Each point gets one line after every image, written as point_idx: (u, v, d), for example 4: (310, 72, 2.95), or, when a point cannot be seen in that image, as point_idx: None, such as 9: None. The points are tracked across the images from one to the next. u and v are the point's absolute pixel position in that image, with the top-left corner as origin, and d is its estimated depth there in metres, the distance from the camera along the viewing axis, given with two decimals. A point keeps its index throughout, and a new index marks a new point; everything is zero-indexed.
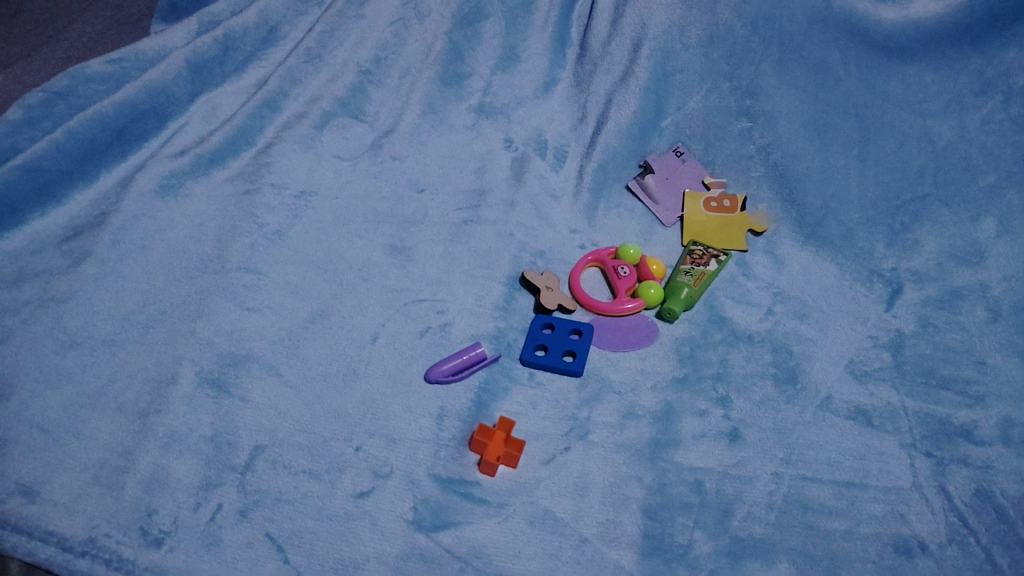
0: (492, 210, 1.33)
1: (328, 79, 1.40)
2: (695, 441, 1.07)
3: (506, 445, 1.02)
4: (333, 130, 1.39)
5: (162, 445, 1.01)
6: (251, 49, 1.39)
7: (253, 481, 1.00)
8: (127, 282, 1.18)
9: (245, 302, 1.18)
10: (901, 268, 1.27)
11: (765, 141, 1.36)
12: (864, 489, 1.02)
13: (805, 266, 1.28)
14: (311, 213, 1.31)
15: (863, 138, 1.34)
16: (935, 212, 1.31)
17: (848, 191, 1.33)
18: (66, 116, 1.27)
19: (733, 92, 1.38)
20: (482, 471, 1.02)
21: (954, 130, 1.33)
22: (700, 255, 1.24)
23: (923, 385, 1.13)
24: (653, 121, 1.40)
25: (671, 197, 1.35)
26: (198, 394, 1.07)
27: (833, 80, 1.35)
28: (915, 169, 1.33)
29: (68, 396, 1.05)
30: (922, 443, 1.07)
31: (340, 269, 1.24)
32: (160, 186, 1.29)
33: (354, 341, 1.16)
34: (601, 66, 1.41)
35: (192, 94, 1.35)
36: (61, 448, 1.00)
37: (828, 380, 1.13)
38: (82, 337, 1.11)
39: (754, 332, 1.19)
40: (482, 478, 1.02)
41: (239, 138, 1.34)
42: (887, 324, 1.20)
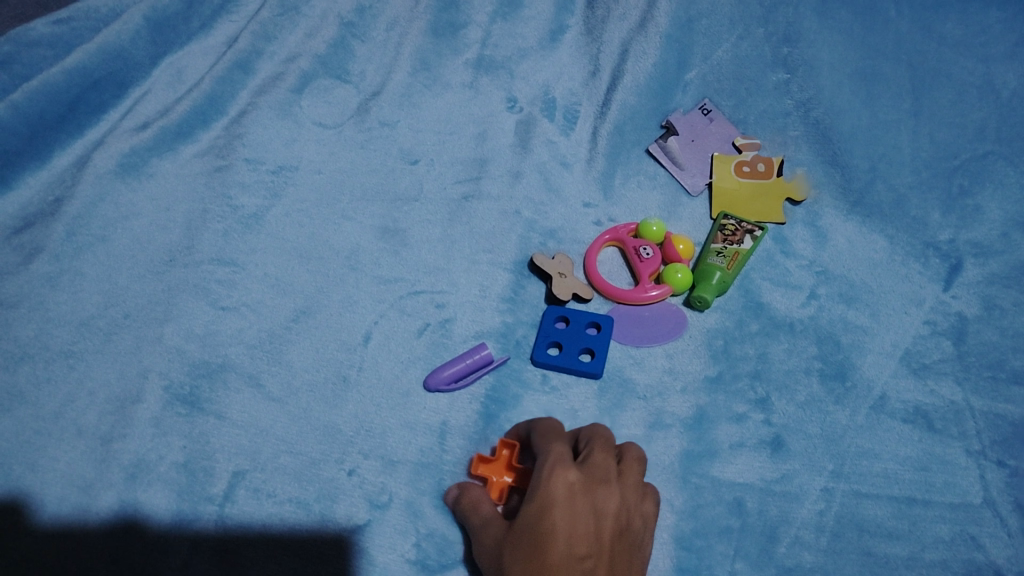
0: (495, 182, 1.17)
1: (306, 34, 1.23)
2: (733, 453, 0.95)
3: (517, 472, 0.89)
4: (314, 93, 1.22)
5: (128, 478, 0.91)
6: (218, 1, 1.22)
7: (233, 514, 0.90)
8: (87, 281, 1.04)
9: (219, 301, 1.04)
10: (960, 240, 1.12)
11: (805, 96, 1.19)
12: (928, 507, 0.92)
13: (850, 240, 1.13)
14: (291, 192, 1.15)
15: (917, 88, 1.17)
16: (1000, 172, 1.15)
17: (901, 150, 1.16)
18: (9, 87, 1.10)
19: (767, 40, 1.21)
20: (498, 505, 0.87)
21: (1021, 77, 1.17)
22: (733, 232, 1.09)
23: (991, 381, 1.00)
24: (676, 74, 1.23)
25: (697, 161, 1.19)
26: (168, 414, 0.95)
27: (882, 21, 1.18)
28: (976, 124, 1.16)
29: (21, 420, 0.93)
30: (993, 450, 0.96)
31: (326, 258, 1.10)
32: (120, 166, 1.13)
33: (343, 343, 1.03)
34: (615, 10, 1.24)
35: (154, 56, 1.18)
36: (14, 482, 0.89)
37: (881, 377, 1.01)
38: (36, 349, 0.98)
39: (796, 320, 1.05)
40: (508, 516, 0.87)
41: (208, 107, 1.17)
42: (946, 307, 1.06)
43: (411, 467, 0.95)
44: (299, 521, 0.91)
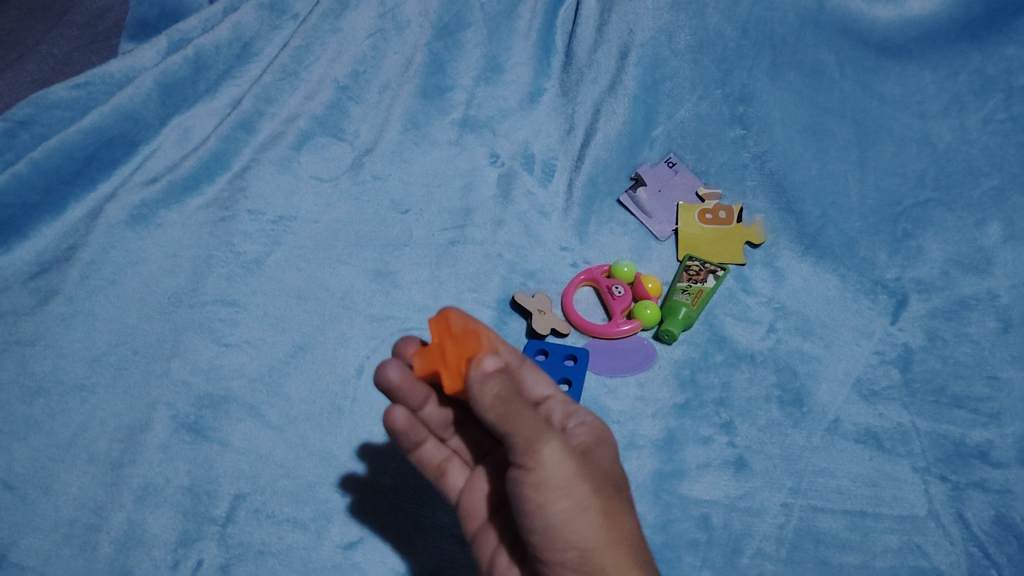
0: (480, 229, 1.26)
1: (305, 96, 1.33)
2: (700, 472, 1.02)
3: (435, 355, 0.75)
4: (311, 150, 1.31)
5: (137, 500, 0.98)
6: (223, 67, 1.31)
7: (234, 533, 0.97)
8: (98, 320, 1.12)
9: (223, 338, 1.12)
10: (905, 278, 1.22)
11: (760, 149, 1.31)
12: (878, 519, 1.00)
13: (805, 279, 1.23)
14: (289, 239, 1.24)
15: (861, 143, 1.29)
16: (939, 217, 1.25)
17: (848, 198, 1.27)
18: (30, 146, 1.20)
19: (725, 99, 1.33)
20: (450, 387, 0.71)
21: (955, 132, 1.28)
22: (697, 272, 1.19)
23: (934, 405, 1.09)
24: (643, 132, 1.34)
25: (664, 210, 1.30)
26: (174, 441, 1.02)
27: (827, 83, 1.30)
28: (916, 173, 1.27)
29: (36, 448, 1.01)
30: (936, 466, 1.04)
31: (322, 298, 1.18)
32: (131, 217, 1.21)
33: (338, 375, 1.11)
34: (588, 74, 1.36)
35: (164, 117, 1.27)
36: (29, 505, 0.96)
37: (835, 402, 1.09)
38: (50, 383, 1.06)
39: (757, 351, 1.14)
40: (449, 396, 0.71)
41: (214, 162, 1.27)
42: (894, 338, 1.16)
43: (401, 486, 1.02)
44: (295, 537, 0.97)
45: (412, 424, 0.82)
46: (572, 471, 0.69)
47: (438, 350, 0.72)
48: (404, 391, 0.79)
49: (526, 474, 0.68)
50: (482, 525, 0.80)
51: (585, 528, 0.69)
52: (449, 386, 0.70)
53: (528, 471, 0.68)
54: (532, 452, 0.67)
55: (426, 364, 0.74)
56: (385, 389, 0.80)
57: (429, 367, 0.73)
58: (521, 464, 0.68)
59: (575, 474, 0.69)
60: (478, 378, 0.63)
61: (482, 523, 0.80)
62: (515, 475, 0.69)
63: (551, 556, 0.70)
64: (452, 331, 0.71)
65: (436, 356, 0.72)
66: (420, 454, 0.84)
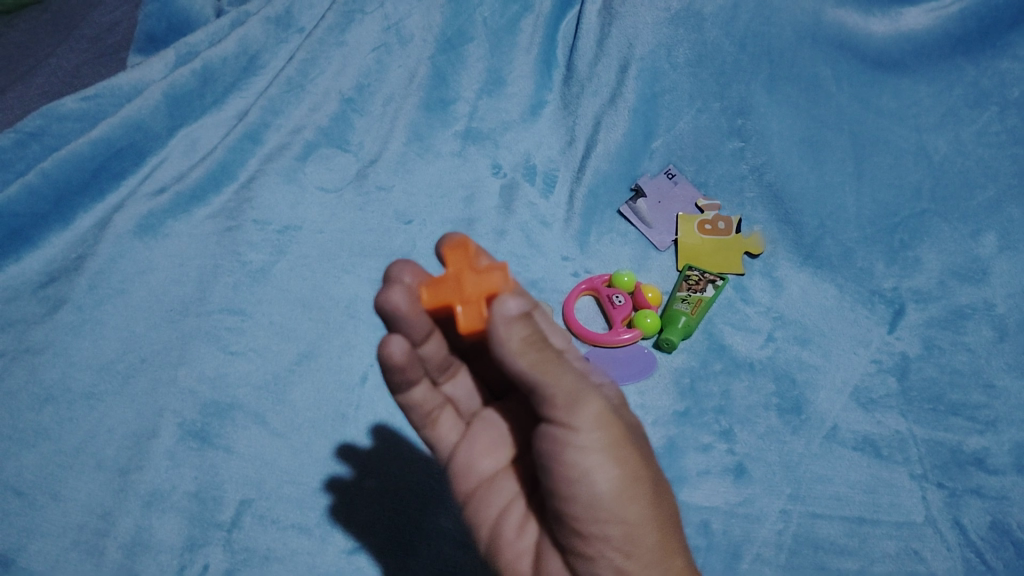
0: (482, 239, 1.28)
1: (310, 108, 1.35)
2: (700, 479, 1.04)
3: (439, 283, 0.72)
4: (316, 160, 1.33)
5: (143, 505, 0.99)
6: (230, 80, 1.32)
7: (239, 538, 0.98)
8: (106, 329, 1.13)
9: (228, 346, 1.14)
10: (903, 288, 1.23)
11: (758, 161, 1.32)
12: (876, 525, 1.01)
13: (803, 288, 1.24)
14: (294, 248, 1.25)
15: (858, 155, 1.30)
16: (935, 228, 1.26)
17: (846, 208, 1.29)
18: (41, 157, 1.21)
19: (724, 112, 1.35)
20: (464, 316, 0.68)
21: (950, 144, 1.30)
22: (696, 281, 1.20)
23: (931, 412, 1.11)
24: (643, 143, 1.36)
25: (664, 220, 1.32)
26: (180, 447, 1.04)
27: (824, 96, 1.32)
28: (913, 185, 1.29)
29: (45, 455, 1.02)
30: (933, 473, 1.05)
31: (326, 307, 1.20)
32: (138, 226, 1.23)
33: (342, 383, 1.13)
34: (588, 87, 1.38)
35: (171, 128, 1.29)
36: (37, 511, 0.98)
37: (833, 410, 1.11)
38: (59, 391, 1.07)
39: (756, 360, 1.16)
40: (462, 324, 0.68)
41: (220, 174, 1.29)
42: (892, 346, 1.17)
43: (404, 492, 1.03)
44: (300, 543, 0.99)
45: (411, 362, 0.76)
46: (616, 438, 0.67)
47: (452, 284, 0.71)
48: (410, 325, 0.74)
49: (567, 435, 0.65)
50: (483, 482, 0.77)
51: (631, 506, 0.66)
52: (467, 323, 0.68)
53: (569, 432, 0.65)
54: (575, 411, 0.65)
55: (438, 297, 0.72)
56: (389, 318, 0.74)
57: (440, 301, 0.72)
58: (562, 423, 0.65)
59: (620, 443, 0.67)
60: (499, 315, 0.62)
61: (484, 480, 0.77)
62: (554, 434, 0.66)
63: (589, 528, 0.66)
64: (470, 267, 0.71)
65: (449, 289, 0.71)
66: (409, 394, 0.80)
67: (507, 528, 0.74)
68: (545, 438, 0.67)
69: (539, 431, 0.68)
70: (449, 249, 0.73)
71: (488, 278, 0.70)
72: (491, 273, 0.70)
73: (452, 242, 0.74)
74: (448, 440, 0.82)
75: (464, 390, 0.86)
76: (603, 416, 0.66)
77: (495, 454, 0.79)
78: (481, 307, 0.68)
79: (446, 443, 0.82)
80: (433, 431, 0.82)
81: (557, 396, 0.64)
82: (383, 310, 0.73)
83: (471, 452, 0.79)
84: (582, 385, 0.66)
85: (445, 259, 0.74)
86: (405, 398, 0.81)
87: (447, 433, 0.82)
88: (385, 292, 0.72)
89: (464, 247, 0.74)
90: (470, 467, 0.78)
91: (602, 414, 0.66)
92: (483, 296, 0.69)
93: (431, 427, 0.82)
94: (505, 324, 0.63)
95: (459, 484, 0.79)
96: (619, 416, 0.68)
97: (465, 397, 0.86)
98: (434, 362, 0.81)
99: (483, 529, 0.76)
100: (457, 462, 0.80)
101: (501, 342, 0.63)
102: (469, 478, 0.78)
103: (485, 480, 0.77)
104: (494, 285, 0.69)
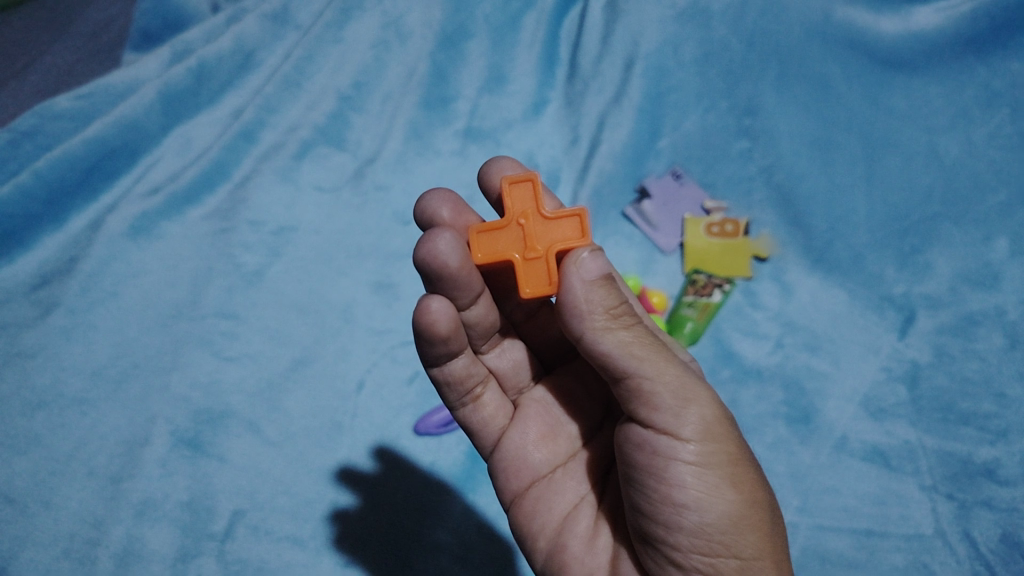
0: None
1: (307, 106, 1.31)
2: None
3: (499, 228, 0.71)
4: (313, 160, 1.30)
5: (136, 514, 0.98)
6: (225, 77, 1.28)
7: (232, 550, 0.97)
8: (99, 333, 1.11)
9: (223, 351, 1.12)
10: (913, 294, 1.19)
11: (767, 162, 1.29)
12: (885, 538, 1.00)
13: (813, 294, 1.22)
14: (291, 251, 1.23)
15: (868, 156, 1.26)
16: (946, 233, 1.22)
17: (855, 211, 1.25)
18: (33, 156, 1.18)
19: (731, 111, 1.32)
20: (527, 278, 0.69)
21: (962, 146, 1.25)
22: (704, 285, 1.19)
23: (941, 422, 1.08)
24: (649, 143, 1.34)
25: (670, 222, 1.28)
26: (173, 455, 1.02)
27: (834, 96, 1.28)
28: (923, 188, 1.24)
29: (36, 462, 1.00)
30: (942, 484, 1.04)
31: (322, 311, 1.18)
32: (132, 227, 1.20)
33: (338, 391, 1.11)
34: (593, 86, 1.36)
35: (165, 126, 1.26)
36: (29, 519, 0.96)
37: (842, 420, 1.10)
38: (51, 396, 1.05)
39: (763, 367, 1.15)
40: (526, 288, 0.69)
41: (214, 173, 1.26)
42: (901, 353, 1.15)
43: (411, 503, 1.02)
44: (293, 552, 0.98)
45: (455, 331, 0.71)
46: (727, 457, 0.65)
47: (514, 230, 0.71)
48: (455, 283, 0.70)
49: (672, 448, 0.63)
50: (538, 479, 0.76)
51: (748, 536, 0.63)
52: (536, 284, 0.69)
53: (674, 444, 0.63)
54: (683, 419, 0.64)
55: (494, 246, 0.71)
56: (435, 274, 0.69)
57: (497, 250, 0.71)
58: (668, 431, 0.64)
59: (733, 463, 0.65)
60: (580, 274, 0.64)
61: (540, 477, 0.76)
62: (657, 445, 0.64)
63: (693, 559, 0.63)
64: (538, 212, 0.71)
65: (512, 236, 0.71)
66: (451, 366, 0.76)
67: (574, 539, 0.72)
68: (643, 446, 0.65)
69: (632, 435, 0.66)
70: (512, 189, 0.71)
71: (555, 230, 0.70)
72: (563, 222, 0.70)
73: (514, 179, 0.71)
74: (495, 422, 0.79)
75: (508, 365, 0.83)
76: (711, 429, 0.65)
77: (548, 446, 0.78)
78: (548, 262, 0.69)
79: (493, 426, 0.79)
80: (475, 411, 0.79)
81: (662, 397, 0.64)
82: (428, 263, 0.69)
83: (521, 439, 0.78)
84: (687, 390, 0.65)
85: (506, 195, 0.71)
86: (444, 369, 0.77)
87: (491, 412, 0.79)
88: (431, 235, 0.68)
89: (529, 182, 0.71)
90: (523, 459, 0.77)
91: (711, 426, 0.65)
92: (552, 250, 0.69)
93: (472, 404, 0.79)
94: (590, 287, 0.64)
95: (510, 481, 0.77)
96: (730, 429, 0.66)
97: (510, 371, 0.83)
98: (478, 328, 0.78)
99: (541, 540, 0.74)
100: (507, 452, 0.78)
101: (580, 312, 0.64)
102: (523, 475, 0.76)
103: (542, 477, 0.76)
104: (563, 237, 0.70)
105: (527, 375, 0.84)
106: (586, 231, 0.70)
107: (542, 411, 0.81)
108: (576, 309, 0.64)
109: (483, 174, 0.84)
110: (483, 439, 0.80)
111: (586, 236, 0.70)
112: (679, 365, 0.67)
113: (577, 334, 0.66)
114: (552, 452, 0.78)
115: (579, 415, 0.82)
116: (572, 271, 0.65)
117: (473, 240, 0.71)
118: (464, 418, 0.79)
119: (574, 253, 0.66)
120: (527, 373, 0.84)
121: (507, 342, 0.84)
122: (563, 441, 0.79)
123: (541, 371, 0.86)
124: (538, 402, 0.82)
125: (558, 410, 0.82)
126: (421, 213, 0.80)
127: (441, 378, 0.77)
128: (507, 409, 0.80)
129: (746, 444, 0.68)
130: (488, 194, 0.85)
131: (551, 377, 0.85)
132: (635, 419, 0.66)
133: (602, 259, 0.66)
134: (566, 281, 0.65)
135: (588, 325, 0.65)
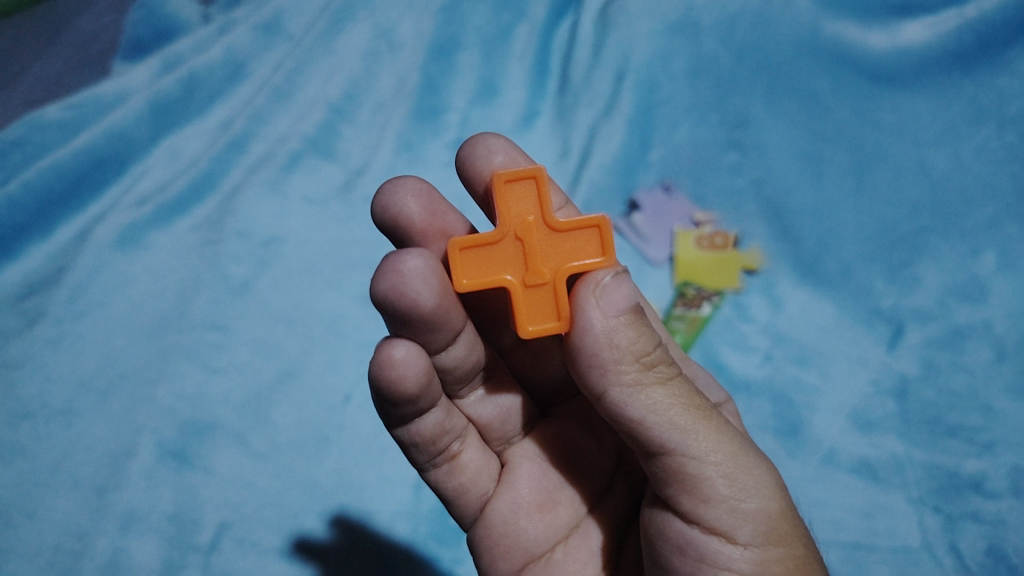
0: None
1: (297, 117, 1.30)
2: None
3: (496, 240, 0.69)
4: (303, 171, 1.29)
5: (122, 526, 0.99)
6: (215, 88, 1.29)
7: (218, 562, 0.99)
8: (85, 343, 1.11)
9: (210, 363, 1.11)
10: (902, 307, 1.19)
11: (757, 174, 1.29)
12: (872, 551, 1.02)
13: (803, 308, 1.22)
14: (277, 262, 1.21)
15: (858, 169, 1.27)
16: (935, 247, 1.22)
17: (844, 224, 1.25)
18: (21, 166, 1.19)
19: (721, 124, 1.31)
20: (531, 307, 0.69)
21: (949, 161, 1.25)
22: (693, 298, 1.21)
23: (928, 434, 1.09)
24: (639, 156, 1.33)
25: (660, 235, 1.27)
26: (159, 467, 1.03)
27: (822, 110, 1.29)
28: (910, 201, 1.24)
29: (22, 472, 1.01)
30: (929, 497, 1.05)
31: (310, 323, 1.17)
32: (120, 238, 1.20)
33: (325, 403, 1.11)
34: (583, 98, 1.36)
35: (154, 137, 1.26)
36: (14, 531, 0.98)
37: (830, 432, 1.11)
38: (37, 407, 1.06)
39: (752, 380, 1.16)
40: (530, 324, 0.68)
41: (203, 184, 1.26)
42: (890, 367, 1.15)
43: (404, 515, 1.03)
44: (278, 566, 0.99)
45: (423, 390, 0.71)
46: (790, 561, 0.64)
47: (512, 245, 0.70)
48: (426, 322, 0.68)
49: (726, 554, 0.63)
50: (534, 560, 0.76)
51: None
52: (539, 317, 0.68)
53: (729, 549, 0.63)
54: (739, 527, 0.63)
55: (487, 268, 0.69)
56: (400, 313, 0.67)
57: (492, 272, 0.69)
58: (723, 539, 0.63)
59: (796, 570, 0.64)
60: (601, 306, 0.63)
61: (536, 558, 0.76)
62: (706, 547, 0.63)
63: None
64: (543, 223, 0.70)
65: (511, 251, 0.69)
66: (422, 426, 0.75)
67: None
68: (685, 548, 0.64)
69: (670, 523, 0.66)
70: (511, 186, 0.69)
71: (561, 246, 0.70)
72: (574, 236, 0.70)
73: (514, 176, 0.69)
74: (480, 485, 0.79)
75: (493, 414, 0.82)
76: (771, 531, 0.64)
77: (545, 520, 0.77)
78: (554, 288, 0.69)
79: (475, 491, 0.79)
80: (450, 474, 0.78)
81: (714, 488, 0.63)
82: (391, 300, 0.66)
83: (512, 513, 0.77)
84: (744, 478, 0.64)
85: (503, 199, 0.69)
86: (413, 429, 0.76)
87: (470, 474, 0.79)
88: (397, 259, 0.66)
89: (532, 178, 0.69)
90: (513, 536, 0.77)
91: (772, 527, 0.64)
92: (559, 275, 0.69)
93: (447, 464, 0.78)
94: (614, 323, 0.63)
95: (500, 563, 0.77)
96: (792, 524, 0.66)
97: (497, 421, 0.82)
98: (459, 371, 0.77)
99: None
100: (491, 527, 0.77)
101: (606, 367, 0.63)
102: (514, 557, 0.76)
103: (539, 558, 0.76)
104: (573, 256, 0.70)
105: (516, 424, 0.83)
106: (606, 248, 0.69)
107: (534, 473, 0.80)
108: (602, 360, 0.63)
109: (467, 163, 0.84)
110: (463, 507, 0.79)
111: (603, 254, 0.70)
112: (732, 441, 0.65)
113: (601, 392, 0.64)
114: (552, 528, 0.77)
115: (577, 478, 0.81)
116: (591, 301, 0.63)
117: (455, 257, 0.68)
118: (439, 482, 0.79)
119: (594, 278, 0.65)
120: (515, 424, 0.83)
121: (493, 391, 0.82)
122: (563, 510, 0.79)
123: (537, 415, 0.86)
124: (527, 461, 0.81)
125: (557, 477, 0.81)
126: (385, 211, 0.79)
127: (410, 438, 0.76)
128: (490, 471, 0.80)
129: (809, 537, 0.67)
130: (472, 186, 0.84)
131: (543, 426, 0.84)
132: (677, 509, 0.65)
133: (627, 285, 0.65)
134: (586, 315, 0.63)
135: (618, 382, 0.63)
